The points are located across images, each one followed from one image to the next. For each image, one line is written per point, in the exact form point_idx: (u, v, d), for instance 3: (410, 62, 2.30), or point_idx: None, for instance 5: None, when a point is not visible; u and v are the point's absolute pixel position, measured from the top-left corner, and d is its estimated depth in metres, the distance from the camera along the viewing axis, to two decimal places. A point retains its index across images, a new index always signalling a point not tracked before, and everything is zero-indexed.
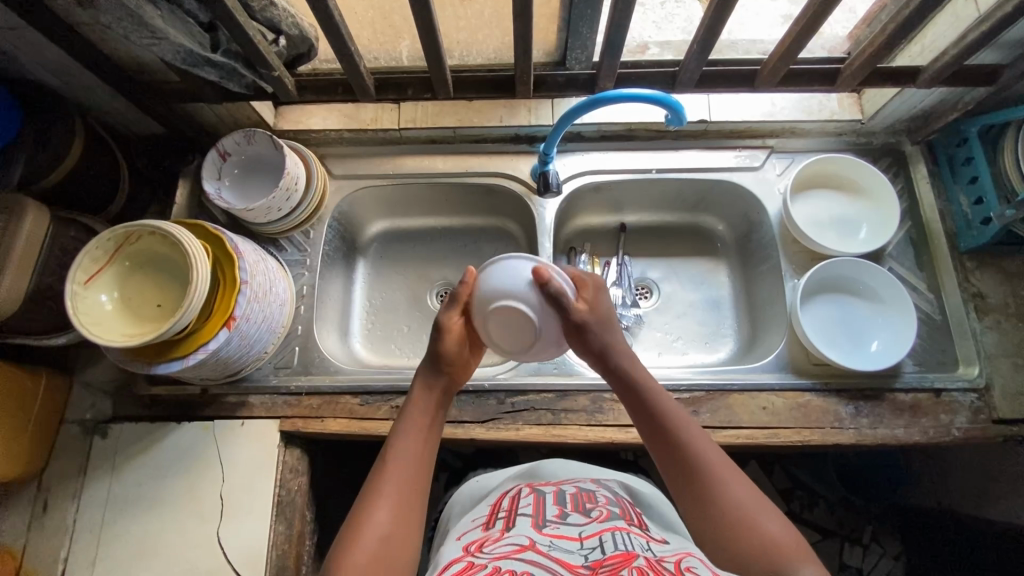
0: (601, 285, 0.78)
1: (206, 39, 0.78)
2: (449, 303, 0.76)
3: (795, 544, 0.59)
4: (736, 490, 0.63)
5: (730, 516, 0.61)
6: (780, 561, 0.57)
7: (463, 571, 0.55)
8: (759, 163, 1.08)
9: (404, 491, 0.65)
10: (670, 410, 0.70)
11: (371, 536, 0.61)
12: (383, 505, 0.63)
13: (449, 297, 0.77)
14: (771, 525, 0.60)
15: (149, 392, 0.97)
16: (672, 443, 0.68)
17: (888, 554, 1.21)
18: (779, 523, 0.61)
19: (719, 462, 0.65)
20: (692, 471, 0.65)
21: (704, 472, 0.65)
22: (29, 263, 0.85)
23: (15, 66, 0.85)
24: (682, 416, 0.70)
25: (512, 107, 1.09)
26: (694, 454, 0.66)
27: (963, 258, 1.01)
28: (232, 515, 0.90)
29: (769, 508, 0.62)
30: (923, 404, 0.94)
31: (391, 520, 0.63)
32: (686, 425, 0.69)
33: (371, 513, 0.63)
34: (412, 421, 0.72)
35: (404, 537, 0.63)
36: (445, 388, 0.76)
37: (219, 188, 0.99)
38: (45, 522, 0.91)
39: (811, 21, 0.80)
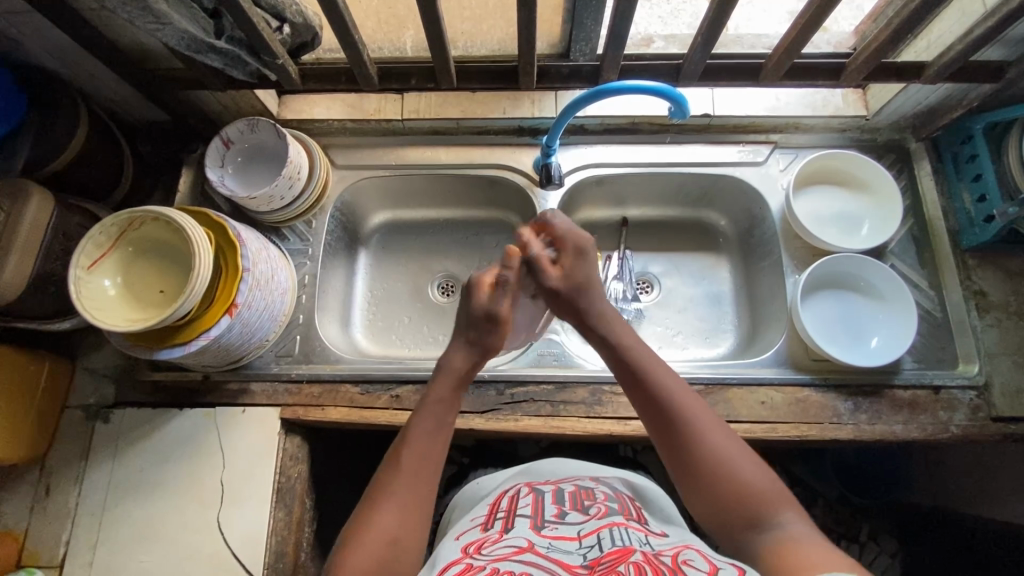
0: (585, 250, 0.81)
1: (210, 25, 0.78)
2: (505, 291, 0.76)
3: (771, 488, 0.63)
4: (714, 435, 0.66)
5: (708, 462, 0.65)
6: (761, 507, 0.62)
7: (461, 573, 0.55)
8: (762, 158, 1.08)
9: (415, 492, 0.65)
10: (649, 362, 0.73)
11: (375, 538, 0.61)
12: (392, 505, 0.63)
13: (498, 285, 0.77)
14: (748, 469, 0.64)
15: (152, 377, 0.98)
16: (651, 393, 0.70)
17: (885, 552, 1.19)
18: (755, 468, 0.64)
19: (696, 408, 0.69)
20: (672, 422, 0.68)
21: (683, 420, 0.68)
22: (34, 248, 0.85)
23: (20, 50, 0.86)
24: (660, 365, 0.73)
25: (516, 99, 1.09)
26: (677, 407, 0.69)
27: (965, 255, 1.00)
28: (232, 500, 0.91)
29: (745, 452, 0.66)
30: (922, 401, 0.94)
31: (400, 521, 0.63)
32: (664, 375, 0.72)
33: (378, 516, 0.62)
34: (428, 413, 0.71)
35: (411, 537, 0.62)
36: (467, 373, 0.75)
37: (223, 176, 1.00)
38: (48, 504, 0.92)
39: (815, 15, 0.80)
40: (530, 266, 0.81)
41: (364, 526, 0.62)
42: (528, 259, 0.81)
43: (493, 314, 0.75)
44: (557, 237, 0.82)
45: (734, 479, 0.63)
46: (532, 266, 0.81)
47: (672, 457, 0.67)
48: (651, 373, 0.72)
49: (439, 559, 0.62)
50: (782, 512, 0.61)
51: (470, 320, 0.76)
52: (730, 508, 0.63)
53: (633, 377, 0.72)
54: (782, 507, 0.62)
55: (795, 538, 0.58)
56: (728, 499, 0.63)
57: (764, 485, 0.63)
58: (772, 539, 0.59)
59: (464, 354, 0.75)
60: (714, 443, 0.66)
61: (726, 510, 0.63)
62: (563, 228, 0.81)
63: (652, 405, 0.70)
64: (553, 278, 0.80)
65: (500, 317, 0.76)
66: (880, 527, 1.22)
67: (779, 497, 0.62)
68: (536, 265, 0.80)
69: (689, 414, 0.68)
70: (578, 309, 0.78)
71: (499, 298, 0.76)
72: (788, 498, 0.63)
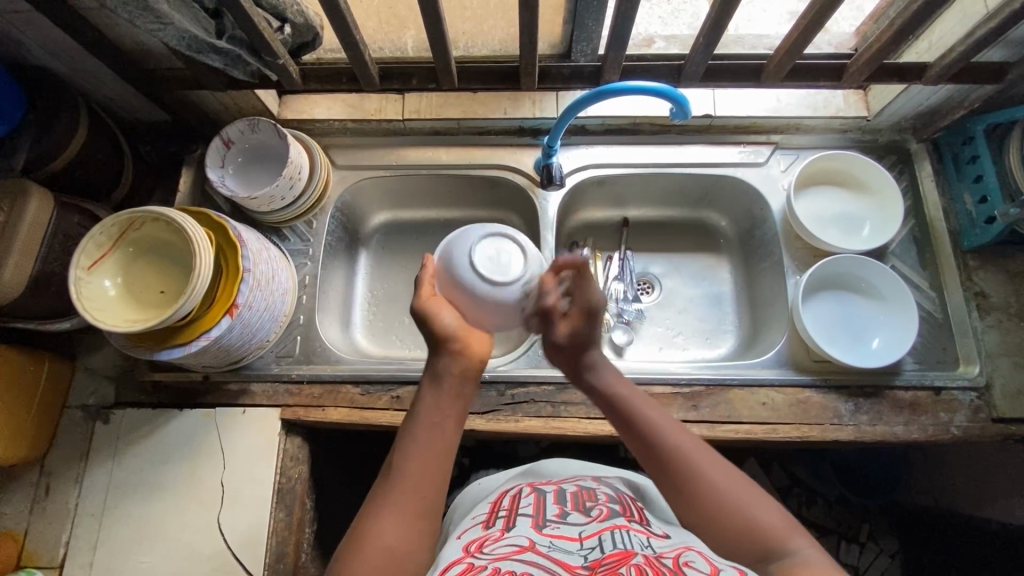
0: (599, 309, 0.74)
1: (211, 24, 0.78)
2: (417, 289, 0.76)
3: (776, 519, 0.62)
4: (719, 477, 0.65)
5: (712, 502, 0.64)
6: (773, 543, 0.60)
7: (462, 572, 0.55)
8: (763, 159, 1.08)
9: (417, 496, 0.63)
10: (644, 407, 0.72)
11: (374, 546, 0.59)
12: (395, 509, 0.62)
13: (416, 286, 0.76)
14: (754, 507, 0.63)
15: (152, 377, 0.97)
16: (649, 441, 0.69)
17: (885, 552, 1.20)
18: (758, 501, 0.64)
19: (694, 449, 0.67)
20: (677, 471, 0.66)
21: (683, 464, 0.66)
22: (34, 248, 0.85)
23: (19, 49, 0.85)
24: (654, 409, 0.71)
25: (517, 100, 1.09)
26: (681, 455, 0.67)
27: (966, 256, 1.00)
28: (232, 500, 0.90)
29: (746, 485, 0.65)
30: (922, 402, 0.94)
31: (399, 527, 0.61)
32: (660, 421, 0.70)
33: (380, 519, 0.61)
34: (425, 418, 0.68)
35: (413, 543, 0.61)
36: (460, 375, 0.70)
37: (223, 176, 0.99)
38: (48, 505, 0.92)
39: (817, 16, 0.80)
40: (542, 314, 0.75)
41: (364, 531, 0.61)
42: (541, 306, 0.75)
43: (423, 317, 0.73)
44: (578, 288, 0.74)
45: (739, 516, 0.62)
46: (545, 314, 0.75)
47: (677, 501, 0.66)
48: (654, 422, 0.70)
49: (439, 560, 0.62)
50: (792, 540, 0.60)
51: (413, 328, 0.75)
52: (737, 545, 0.61)
53: (630, 426, 0.71)
54: (791, 535, 0.61)
55: (806, 563, 0.57)
56: (736, 535, 0.62)
57: (770, 516, 0.62)
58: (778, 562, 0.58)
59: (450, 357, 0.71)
60: (716, 481, 0.65)
61: (734, 545, 0.62)
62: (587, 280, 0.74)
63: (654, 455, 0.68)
64: (556, 330, 0.75)
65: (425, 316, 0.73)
66: (880, 529, 1.23)
67: (785, 526, 0.61)
68: (549, 314, 0.75)
69: (689, 456, 0.67)
70: (581, 355, 0.75)
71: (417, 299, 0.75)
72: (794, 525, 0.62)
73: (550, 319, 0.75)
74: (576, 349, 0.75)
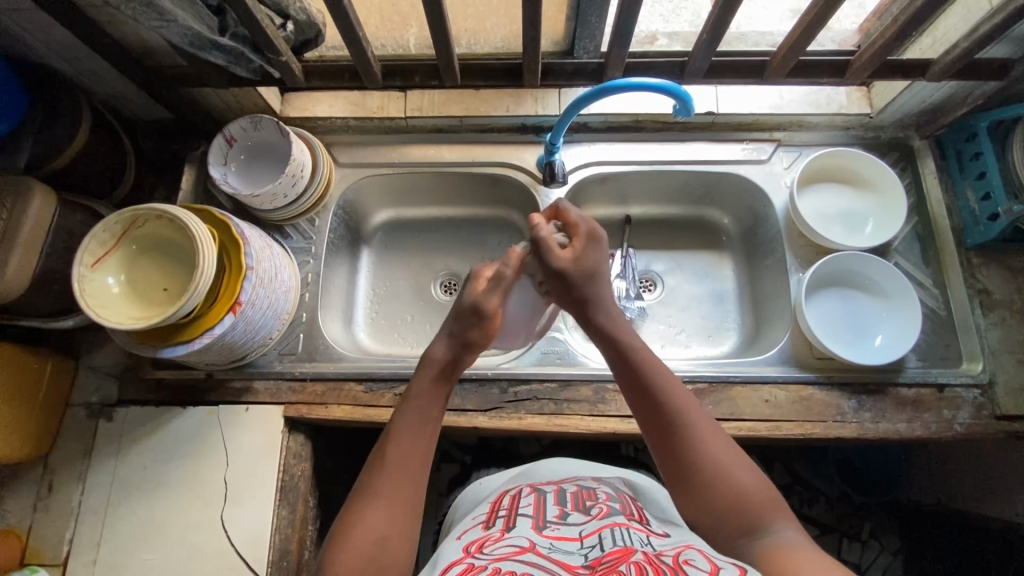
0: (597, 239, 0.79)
1: (215, 21, 0.78)
2: (495, 288, 0.76)
3: (764, 494, 0.63)
4: (710, 439, 0.66)
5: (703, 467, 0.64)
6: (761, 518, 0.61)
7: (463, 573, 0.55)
8: (766, 156, 1.08)
9: (403, 486, 0.64)
10: (652, 364, 0.71)
11: (364, 539, 0.59)
12: (383, 500, 0.62)
13: (494, 282, 0.76)
14: (743, 478, 0.63)
15: (155, 375, 0.98)
16: (653, 398, 0.69)
17: (887, 550, 1.20)
18: (748, 471, 0.64)
19: (693, 412, 0.68)
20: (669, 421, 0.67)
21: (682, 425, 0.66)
22: (37, 246, 0.85)
23: (21, 46, 0.85)
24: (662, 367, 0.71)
25: (519, 97, 1.08)
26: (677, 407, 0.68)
27: (969, 253, 1.00)
28: (235, 498, 0.90)
29: (738, 454, 0.65)
30: (926, 399, 0.94)
31: (388, 520, 0.61)
32: (666, 380, 0.70)
33: (369, 510, 0.62)
34: (415, 410, 0.69)
35: (400, 533, 0.61)
36: (450, 366, 0.73)
37: (225, 173, 0.99)
38: (51, 502, 0.92)
39: (822, 11, 0.80)
40: (539, 245, 0.78)
41: (352, 520, 0.61)
42: (538, 237, 0.78)
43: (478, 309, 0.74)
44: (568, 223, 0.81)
45: (727, 485, 0.63)
46: (541, 244, 0.78)
47: (669, 461, 0.66)
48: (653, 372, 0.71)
49: (440, 559, 0.62)
50: (775, 521, 0.60)
51: (455, 315, 0.75)
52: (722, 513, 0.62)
53: (635, 382, 0.71)
54: (774, 516, 0.61)
55: (789, 547, 0.57)
56: (721, 504, 0.62)
57: (757, 492, 0.63)
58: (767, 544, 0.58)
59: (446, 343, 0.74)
60: (706, 439, 0.66)
61: (719, 514, 0.62)
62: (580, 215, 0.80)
63: (650, 401, 0.69)
64: (561, 259, 0.77)
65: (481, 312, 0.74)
66: (881, 526, 1.22)
67: (771, 503, 0.62)
68: (544, 244, 0.77)
69: (689, 417, 0.67)
70: (583, 296, 0.76)
71: (490, 294, 0.75)
72: (779, 505, 0.62)
73: (548, 247, 0.77)
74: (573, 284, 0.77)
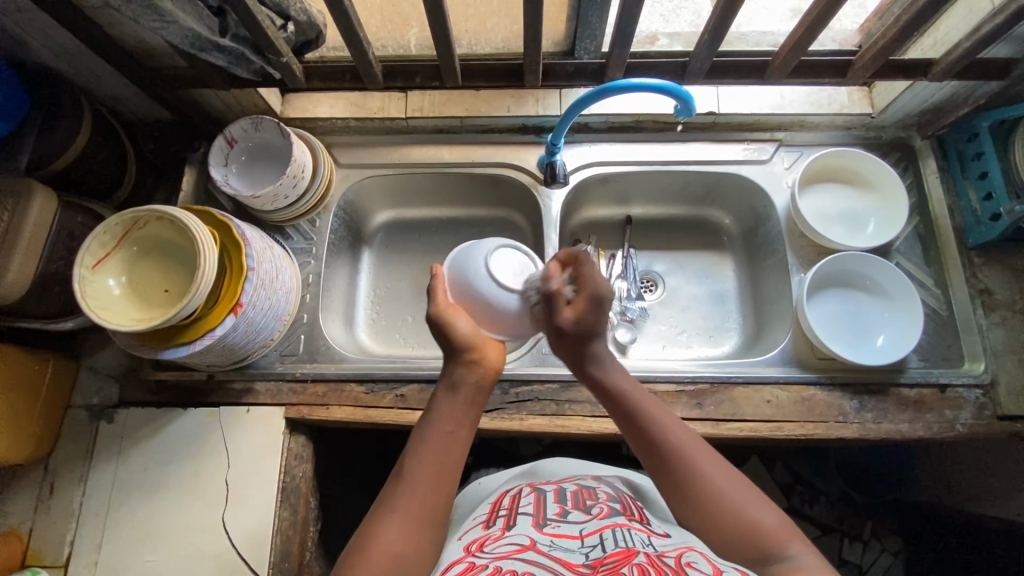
0: (605, 300, 0.72)
1: (215, 23, 0.79)
2: (432, 300, 0.75)
3: (776, 523, 0.62)
4: (719, 479, 0.65)
5: (712, 503, 0.63)
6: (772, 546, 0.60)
7: (464, 572, 0.55)
8: (767, 156, 1.08)
9: (422, 503, 0.63)
10: (648, 403, 0.71)
11: (383, 550, 0.59)
12: (401, 515, 0.62)
13: (431, 297, 0.76)
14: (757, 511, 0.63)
15: (156, 376, 0.97)
16: (655, 446, 0.68)
17: (888, 550, 1.19)
18: (760, 507, 0.63)
19: (696, 449, 0.67)
20: (675, 468, 0.66)
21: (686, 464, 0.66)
22: (38, 247, 0.85)
23: (21, 47, 0.85)
24: (659, 406, 0.71)
25: (520, 98, 1.09)
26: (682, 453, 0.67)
27: (971, 254, 1.00)
28: (236, 499, 0.90)
29: (749, 491, 0.64)
30: (928, 399, 0.94)
31: (405, 530, 0.61)
32: (664, 419, 0.70)
33: (386, 524, 0.61)
34: (439, 421, 0.69)
35: (417, 548, 0.61)
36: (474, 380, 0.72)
37: (226, 174, 0.99)
38: (52, 504, 0.92)
39: (823, 11, 0.79)
40: (547, 299, 0.72)
41: (370, 534, 0.61)
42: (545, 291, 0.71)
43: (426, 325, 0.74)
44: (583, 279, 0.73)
45: (738, 519, 0.62)
46: (548, 298, 0.71)
47: (677, 500, 0.65)
48: (654, 419, 0.69)
49: (442, 559, 0.62)
50: (790, 545, 0.60)
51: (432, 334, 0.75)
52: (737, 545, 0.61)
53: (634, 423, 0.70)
54: (788, 539, 0.60)
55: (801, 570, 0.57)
56: (735, 536, 0.61)
57: (768, 518, 0.62)
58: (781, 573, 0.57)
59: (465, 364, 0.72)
60: (715, 480, 0.65)
61: (732, 545, 0.61)
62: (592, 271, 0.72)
63: (653, 450, 0.68)
64: (563, 317, 0.71)
65: (439, 326, 0.74)
66: (882, 526, 1.22)
67: (784, 530, 0.61)
68: (553, 298, 0.71)
69: (692, 456, 0.66)
70: (583, 351, 0.73)
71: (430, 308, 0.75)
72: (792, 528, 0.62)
73: (553, 303, 0.71)
74: (575, 343, 0.73)
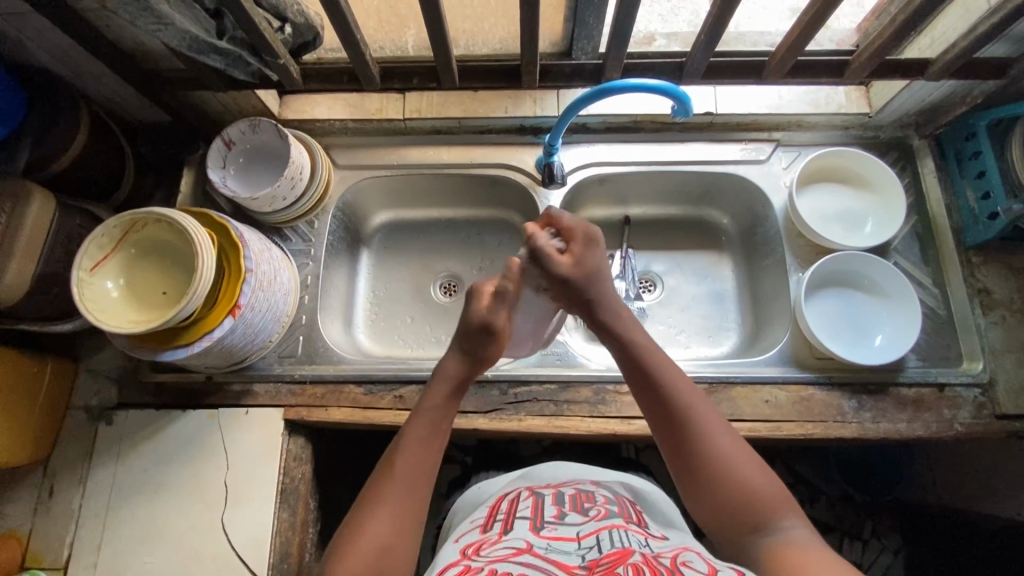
0: (594, 239, 0.79)
1: (212, 26, 0.79)
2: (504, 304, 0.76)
3: (772, 489, 0.62)
4: (718, 436, 0.65)
5: (714, 461, 0.64)
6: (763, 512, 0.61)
7: None
8: (765, 156, 1.08)
9: (409, 494, 0.64)
10: (651, 354, 0.72)
11: (370, 545, 0.59)
12: (388, 509, 0.62)
13: (496, 297, 0.76)
14: (752, 473, 0.63)
15: (155, 378, 0.97)
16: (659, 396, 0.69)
17: (888, 548, 1.20)
18: (758, 471, 0.63)
19: (704, 408, 0.68)
20: (676, 420, 0.67)
21: (691, 420, 0.67)
22: (35, 251, 0.85)
23: (18, 49, 0.85)
24: (665, 360, 0.72)
25: (517, 98, 1.09)
26: (683, 406, 0.68)
27: (969, 253, 1.00)
28: (235, 501, 0.90)
29: (749, 454, 0.65)
30: (926, 399, 0.94)
31: (394, 526, 0.61)
32: (674, 375, 0.70)
33: (374, 520, 0.61)
34: (427, 417, 0.70)
35: (403, 541, 0.61)
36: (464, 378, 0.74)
37: (224, 177, 0.99)
38: (51, 506, 0.92)
39: (821, 10, 0.79)
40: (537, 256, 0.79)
41: (357, 529, 0.61)
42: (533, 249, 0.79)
43: (490, 328, 0.75)
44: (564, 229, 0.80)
45: (736, 478, 0.63)
46: (538, 255, 0.79)
47: (667, 443, 0.68)
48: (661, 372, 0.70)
49: (439, 561, 0.62)
50: (784, 516, 0.60)
51: (467, 331, 0.76)
52: (731, 507, 0.62)
53: (636, 373, 0.72)
54: (783, 509, 0.61)
55: (793, 544, 0.57)
56: (733, 496, 0.62)
57: (763, 483, 0.62)
58: (769, 546, 0.58)
59: (458, 360, 0.75)
60: (713, 437, 0.65)
61: (729, 510, 0.62)
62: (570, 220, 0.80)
63: (656, 400, 0.69)
64: (562, 267, 0.77)
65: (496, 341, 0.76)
66: (882, 525, 1.22)
67: (778, 499, 0.61)
68: (542, 254, 0.78)
69: (693, 410, 0.67)
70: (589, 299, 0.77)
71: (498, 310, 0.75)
72: (789, 501, 0.62)
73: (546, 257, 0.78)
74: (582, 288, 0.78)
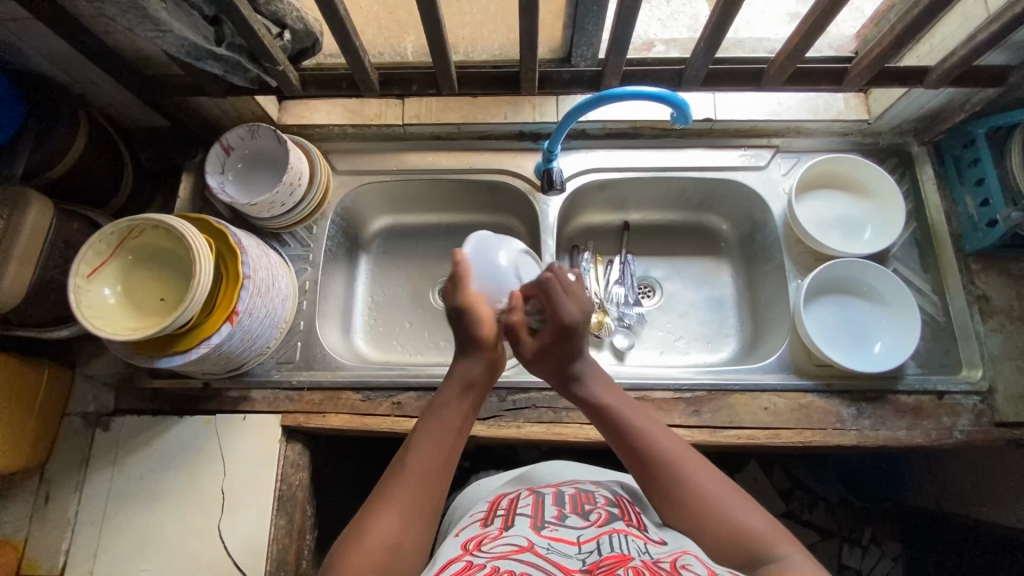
0: (572, 327, 0.73)
1: (211, 32, 0.78)
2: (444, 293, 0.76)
3: (765, 526, 0.62)
4: (707, 483, 0.65)
5: (693, 498, 0.64)
6: (758, 547, 0.60)
7: (461, 571, 0.55)
8: (764, 163, 1.08)
9: (421, 495, 0.63)
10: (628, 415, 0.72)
11: (381, 540, 0.59)
12: (396, 505, 0.62)
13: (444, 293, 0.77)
14: (746, 515, 0.63)
15: (151, 384, 0.97)
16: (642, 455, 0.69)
17: (888, 555, 1.19)
18: (751, 511, 0.63)
19: (673, 448, 0.69)
20: (663, 476, 0.66)
21: (664, 464, 0.67)
22: (32, 257, 0.85)
23: (16, 55, 0.85)
24: (644, 419, 0.72)
25: (516, 104, 1.09)
26: (667, 460, 0.67)
27: (968, 260, 1.00)
28: (232, 508, 0.90)
29: (740, 497, 0.64)
30: (925, 407, 0.94)
31: (403, 521, 0.61)
32: (654, 431, 0.70)
33: (380, 517, 0.61)
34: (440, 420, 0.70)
35: (414, 540, 0.61)
36: (480, 379, 0.74)
37: (223, 182, 0.99)
38: (48, 513, 0.91)
39: (821, 17, 0.79)
40: (510, 329, 0.76)
41: (364, 525, 0.60)
42: (507, 323, 0.75)
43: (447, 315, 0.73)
44: (549, 305, 0.74)
45: (715, 509, 0.63)
46: (511, 329, 0.76)
47: (658, 499, 0.66)
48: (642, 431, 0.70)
49: (440, 556, 0.61)
50: (780, 546, 0.60)
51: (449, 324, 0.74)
52: (715, 540, 0.62)
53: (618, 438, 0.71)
54: (778, 541, 0.60)
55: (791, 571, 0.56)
56: (714, 530, 0.62)
57: (755, 521, 0.62)
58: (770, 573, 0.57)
59: (468, 361, 0.74)
60: (701, 485, 0.65)
61: (728, 551, 0.61)
62: (557, 299, 0.73)
63: (641, 460, 0.68)
64: (527, 347, 0.76)
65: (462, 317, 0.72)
66: (882, 531, 1.22)
67: (773, 533, 0.61)
68: (514, 331, 0.76)
69: (679, 463, 0.67)
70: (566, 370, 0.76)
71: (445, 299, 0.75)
72: (782, 534, 0.61)
73: (516, 334, 0.76)
74: (548, 365, 0.76)
